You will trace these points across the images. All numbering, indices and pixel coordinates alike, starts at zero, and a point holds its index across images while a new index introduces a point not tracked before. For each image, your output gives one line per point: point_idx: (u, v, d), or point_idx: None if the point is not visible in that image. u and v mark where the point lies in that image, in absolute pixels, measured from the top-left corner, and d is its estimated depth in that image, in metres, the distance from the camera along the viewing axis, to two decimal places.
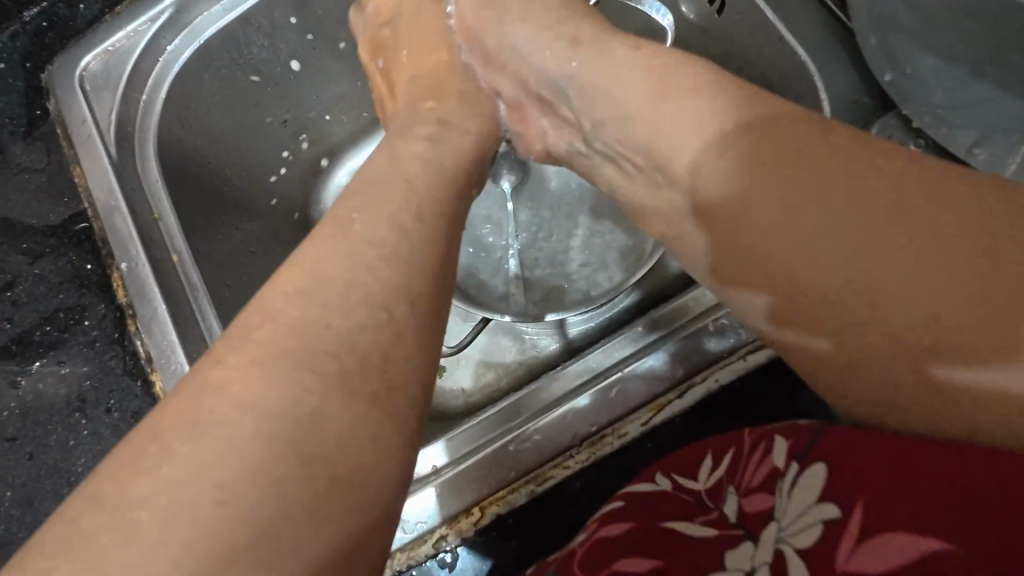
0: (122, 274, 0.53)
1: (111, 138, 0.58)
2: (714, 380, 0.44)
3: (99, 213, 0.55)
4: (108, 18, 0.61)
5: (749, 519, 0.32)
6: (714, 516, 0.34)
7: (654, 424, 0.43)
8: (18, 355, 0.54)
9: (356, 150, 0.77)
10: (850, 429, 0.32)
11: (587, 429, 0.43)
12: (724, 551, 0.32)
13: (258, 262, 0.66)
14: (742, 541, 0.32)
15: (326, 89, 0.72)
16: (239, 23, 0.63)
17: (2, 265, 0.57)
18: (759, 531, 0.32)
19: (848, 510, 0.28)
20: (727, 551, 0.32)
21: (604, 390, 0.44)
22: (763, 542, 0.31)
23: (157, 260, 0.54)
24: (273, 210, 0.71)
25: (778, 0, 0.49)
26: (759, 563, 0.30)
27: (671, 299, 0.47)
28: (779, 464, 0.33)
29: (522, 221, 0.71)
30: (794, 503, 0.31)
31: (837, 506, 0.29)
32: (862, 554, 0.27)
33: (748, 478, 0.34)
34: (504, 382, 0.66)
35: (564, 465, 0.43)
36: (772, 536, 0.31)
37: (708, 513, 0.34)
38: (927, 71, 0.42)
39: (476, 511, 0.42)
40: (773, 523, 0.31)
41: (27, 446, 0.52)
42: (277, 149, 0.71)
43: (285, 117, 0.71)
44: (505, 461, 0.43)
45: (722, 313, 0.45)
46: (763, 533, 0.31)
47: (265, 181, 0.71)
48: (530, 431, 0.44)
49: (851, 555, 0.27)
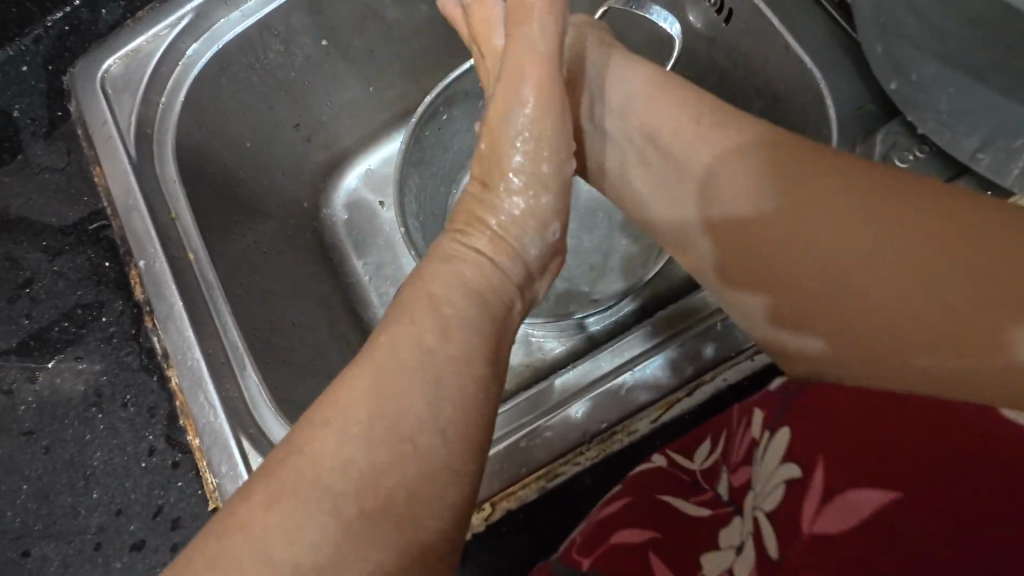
0: (140, 272, 0.54)
1: (131, 139, 0.59)
2: (723, 379, 0.44)
3: (118, 212, 0.56)
4: (129, 22, 0.63)
5: (737, 492, 0.34)
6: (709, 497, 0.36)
7: (663, 422, 0.44)
8: (36, 351, 0.55)
9: (365, 155, 0.80)
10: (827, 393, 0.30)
11: (598, 426, 0.44)
12: (719, 531, 0.33)
13: (270, 263, 0.67)
14: (733, 517, 0.33)
15: (338, 94, 0.74)
16: (257, 29, 0.64)
17: (22, 261, 0.58)
18: (745, 503, 0.33)
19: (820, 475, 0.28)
20: (721, 532, 0.33)
21: (614, 388, 0.45)
22: (748, 515, 0.32)
23: (174, 258, 0.55)
24: (284, 211, 0.73)
25: (785, 10, 0.50)
26: (746, 536, 0.31)
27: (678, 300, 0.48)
28: (756, 434, 0.34)
29: None
30: (768, 471, 0.31)
31: (807, 468, 0.28)
32: (832, 518, 0.26)
33: (736, 452, 0.35)
34: (511, 384, 0.67)
35: (574, 461, 0.43)
36: (752, 505, 0.31)
37: (703, 494, 0.36)
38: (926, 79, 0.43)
39: (487, 506, 0.43)
40: (752, 492, 0.32)
41: (44, 440, 0.53)
42: (289, 152, 0.74)
43: (297, 121, 0.73)
44: (516, 457, 0.44)
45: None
46: (747, 502, 0.32)
47: (273, 182, 0.72)
48: (541, 428, 0.44)
49: (822, 520, 0.27)
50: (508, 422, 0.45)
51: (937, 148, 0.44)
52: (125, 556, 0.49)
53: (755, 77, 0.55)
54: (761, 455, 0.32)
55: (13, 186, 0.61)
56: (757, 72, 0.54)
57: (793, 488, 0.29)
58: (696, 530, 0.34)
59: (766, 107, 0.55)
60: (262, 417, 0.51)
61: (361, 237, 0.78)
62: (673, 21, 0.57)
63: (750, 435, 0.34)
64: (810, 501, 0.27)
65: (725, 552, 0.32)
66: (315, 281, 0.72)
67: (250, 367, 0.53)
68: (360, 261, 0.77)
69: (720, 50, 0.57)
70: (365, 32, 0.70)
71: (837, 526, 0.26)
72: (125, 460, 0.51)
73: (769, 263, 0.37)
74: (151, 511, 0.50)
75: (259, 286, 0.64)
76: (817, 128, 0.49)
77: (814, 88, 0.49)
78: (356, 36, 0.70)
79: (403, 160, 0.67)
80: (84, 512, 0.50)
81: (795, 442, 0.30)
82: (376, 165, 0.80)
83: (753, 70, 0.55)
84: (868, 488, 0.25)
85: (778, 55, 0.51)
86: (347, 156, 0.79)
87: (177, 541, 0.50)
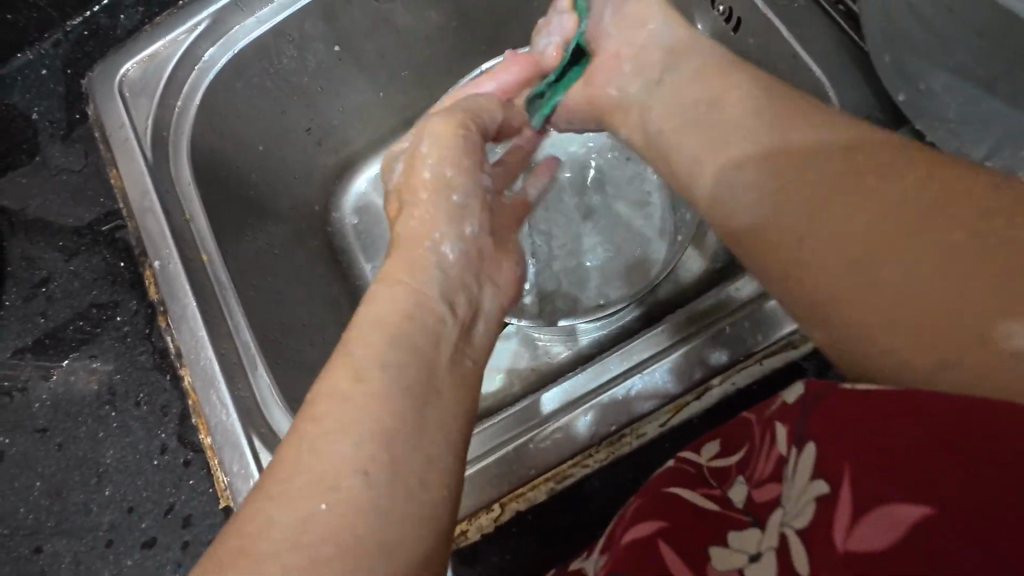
0: (155, 272, 0.55)
1: (147, 142, 0.60)
2: (731, 383, 0.44)
3: (134, 213, 0.57)
4: (147, 27, 0.64)
5: (759, 507, 0.33)
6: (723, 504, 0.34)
7: (671, 426, 0.44)
8: (51, 349, 0.56)
9: (376, 159, 0.81)
10: (828, 405, 0.30)
11: (607, 429, 0.44)
12: (732, 536, 0.33)
13: (281, 265, 0.68)
14: (750, 527, 0.32)
15: (349, 99, 0.75)
16: (272, 35, 0.65)
17: (39, 261, 0.59)
18: (766, 515, 0.32)
19: (837, 485, 0.28)
20: (730, 529, 0.33)
21: (623, 391, 0.45)
22: (771, 528, 0.31)
23: (188, 259, 0.56)
24: (296, 215, 0.74)
25: (794, 18, 0.51)
26: (765, 547, 0.31)
27: (688, 304, 0.48)
28: (781, 450, 0.32)
29: (537, 229, 0.72)
30: (795, 488, 0.31)
31: (826, 481, 0.29)
32: (858, 533, 0.26)
33: (760, 467, 0.34)
34: (518, 388, 0.67)
35: (583, 463, 0.44)
36: (777, 520, 0.31)
37: (717, 500, 0.35)
38: (935, 87, 0.43)
39: (496, 507, 0.43)
40: (780, 509, 0.31)
41: (57, 437, 0.53)
42: (300, 156, 0.75)
43: (309, 125, 0.74)
44: (525, 458, 0.44)
45: (739, 316, 0.45)
46: (771, 518, 0.32)
47: (285, 185, 0.73)
48: (551, 430, 0.45)
49: (851, 534, 0.27)
50: (518, 423, 0.46)
51: (946, 156, 0.44)
52: (136, 554, 0.50)
53: None
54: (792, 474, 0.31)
55: (31, 187, 0.62)
56: None
57: (821, 505, 0.28)
58: (708, 530, 0.34)
59: None
60: (273, 416, 0.51)
61: (369, 239, 0.79)
62: None
63: (775, 450, 0.33)
64: (838, 518, 0.27)
65: (737, 555, 0.32)
66: (325, 285, 0.72)
67: (261, 368, 0.53)
68: (368, 264, 0.78)
69: (729, 58, 0.58)
70: (377, 39, 0.72)
71: (874, 542, 0.26)
72: (138, 457, 0.52)
73: (780, 261, 0.37)
74: (162, 508, 0.51)
75: (270, 288, 0.65)
76: None
77: (822, 96, 0.49)
78: (368, 42, 0.71)
79: None
80: (96, 509, 0.51)
81: (821, 456, 0.29)
82: None
83: None
84: (902, 504, 0.25)
85: (786, 64, 0.52)
86: (357, 159, 0.80)
87: (189, 539, 0.50)
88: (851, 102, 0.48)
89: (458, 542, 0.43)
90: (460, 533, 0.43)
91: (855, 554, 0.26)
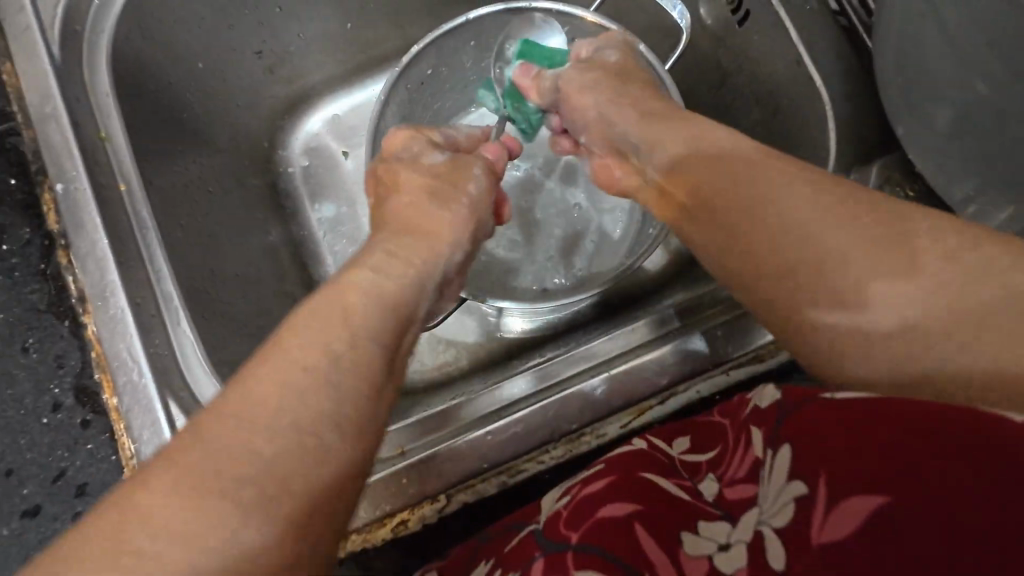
0: (55, 196, 0.46)
1: (54, 35, 0.49)
2: (695, 391, 0.43)
3: (31, 118, 0.47)
4: None
5: (731, 503, 0.32)
6: (688, 485, 0.35)
7: (633, 429, 0.43)
8: None
9: (335, 99, 0.72)
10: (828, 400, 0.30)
11: (567, 427, 0.43)
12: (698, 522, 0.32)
13: (215, 204, 0.60)
14: (719, 519, 0.32)
15: (309, 26, 0.66)
16: None
17: None
18: (738, 511, 0.32)
19: (814, 487, 0.28)
20: (700, 520, 0.32)
21: (589, 389, 0.43)
22: (742, 523, 0.31)
23: (100, 186, 0.48)
24: (235, 148, 0.65)
25: (802, 22, 0.49)
26: (736, 541, 0.30)
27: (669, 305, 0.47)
28: (757, 452, 0.33)
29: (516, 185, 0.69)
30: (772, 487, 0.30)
31: (804, 482, 0.28)
32: (833, 523, 0.27)
33: (733, 469, 0.34)
34: (464, 363, 0.64)
35: (538, 459, 0.42)
36: (753, 520, 0.30)
37: (682, 480, 0.35)
38: None
39: (443, 498, 0.42)
40: (757, 507, 0.31)
41: None
42: (247, 82, 0.66)
43: (260, 49, 0.64)
44: (475, 452, 0.42)
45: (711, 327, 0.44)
46: (744, 516, 0.31)
47: (228, 112, 0.64)
48: (511, 423, 0.43)
49: (825, 528, 0.27)
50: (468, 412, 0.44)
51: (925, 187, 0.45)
52: None
53: (757, 86, 0.54)
54: (770, 476, 0.31)
55: None
56: (760, 81, 0.54)
57: (799, 506, 0.28)
58: (681, 508, 0.33)
59: (763, 117, 0.55)
60: (192, 374, 0.46)
61: (318, 185, 0.71)
62: (683, 13, 0.57)
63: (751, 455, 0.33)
64: (816, 512, 0.27)
65: (704, 542, 0.31)
66: (263, 231, 0.65)
67: (185, 323, 0.47)
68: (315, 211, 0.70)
69: (727, 52, 0.56)
70: None
71: (846, 532, 0.26)
72: None
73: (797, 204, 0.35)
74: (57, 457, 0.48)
75: (201, 231, 0.57)
76: (815, 149, 0.49)
77: (818, 106, 0.49)
78: None
79: (378, 114, 0.63)
80: None
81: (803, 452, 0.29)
82: (343, 112, 0.73)
83: (759, 78, 0.54)
84: (867, 496, 0.26)
85: (785, 69, 0.51)
86: (311, 95, 0.71)
87: None
88: (845, 119, 0.47)
89: (398, 531, 0.42)
90: (400, 521, 0.42)
91: (829, 548, 0.26)
